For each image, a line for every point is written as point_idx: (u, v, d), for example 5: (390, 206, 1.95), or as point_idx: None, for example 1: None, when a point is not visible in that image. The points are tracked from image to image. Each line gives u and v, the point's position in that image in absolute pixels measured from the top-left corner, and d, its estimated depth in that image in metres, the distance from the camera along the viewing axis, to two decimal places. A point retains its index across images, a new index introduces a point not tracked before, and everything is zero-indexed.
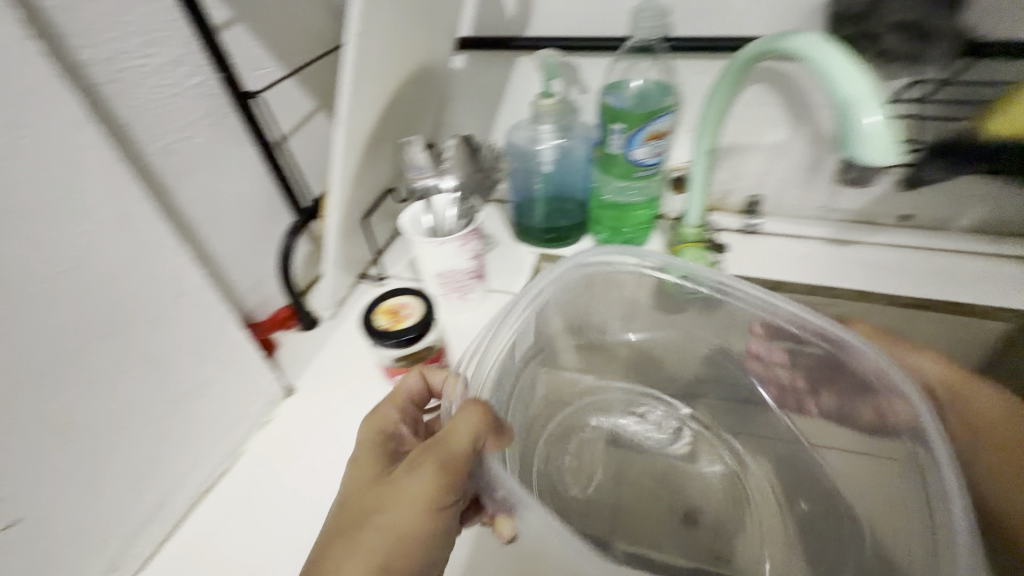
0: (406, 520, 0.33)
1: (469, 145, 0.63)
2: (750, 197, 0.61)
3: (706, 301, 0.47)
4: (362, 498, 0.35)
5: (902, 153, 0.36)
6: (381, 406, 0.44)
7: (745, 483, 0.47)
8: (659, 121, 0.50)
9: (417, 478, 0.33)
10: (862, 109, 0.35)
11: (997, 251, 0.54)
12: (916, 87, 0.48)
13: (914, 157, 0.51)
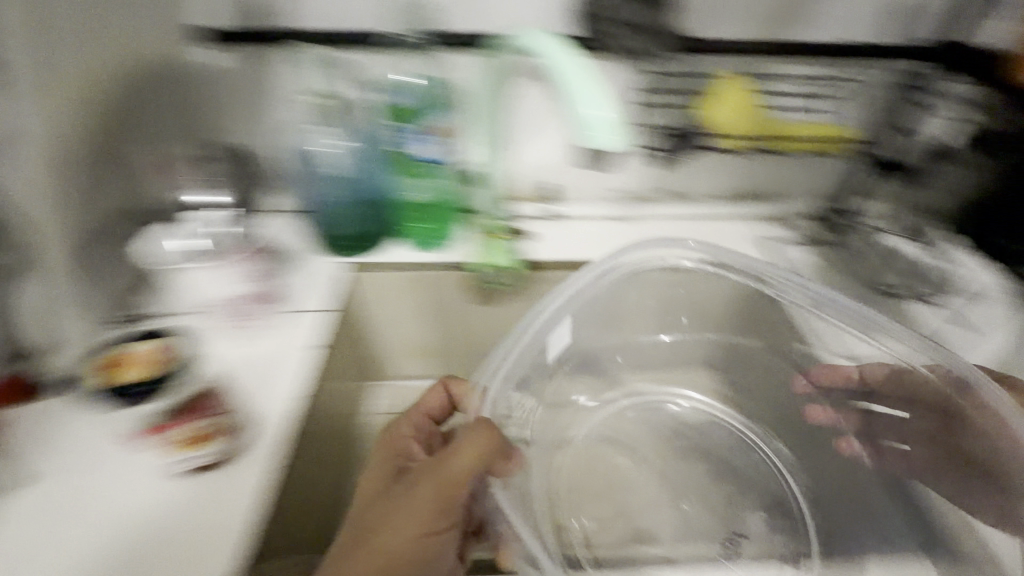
0: (415, 525, 0.42)
1: (236, 159, 0.61)
2: (544, 185, 0.73)
3: (662, 286, 0.58)
4: (380, 497, 0.45)
5: (626, 141, 0.39)
6: (396, 426, 0.52)
7: (767, 471, 0.59)
8: (437, 120, 0.60)
9: (422, 491, 0.42)
10: (592, 101, 0.39)
11: (736, 212, 0.73)
12: (660, 79, 0.59)
13: (666, 141, 0.60)
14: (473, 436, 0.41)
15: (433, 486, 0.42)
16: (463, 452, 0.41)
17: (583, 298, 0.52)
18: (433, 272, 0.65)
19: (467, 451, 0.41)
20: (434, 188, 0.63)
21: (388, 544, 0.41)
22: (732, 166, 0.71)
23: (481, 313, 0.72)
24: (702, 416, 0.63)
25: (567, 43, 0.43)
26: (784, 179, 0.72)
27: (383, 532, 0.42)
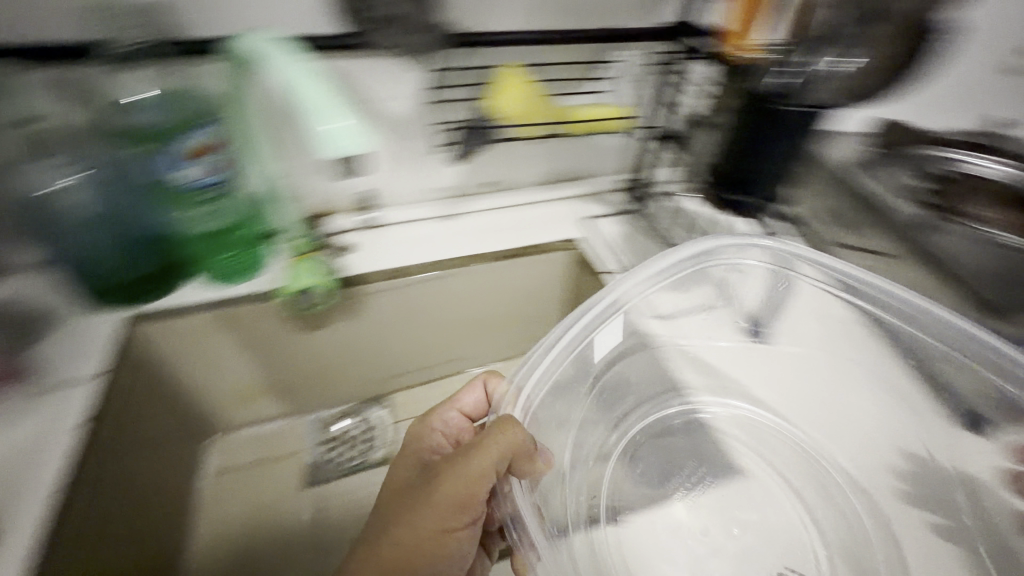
0: (436, 518, 0.42)
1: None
2: (360, 195, 0.69)
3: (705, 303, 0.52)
4: (403, 492, 0.45)
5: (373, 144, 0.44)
6: (438, 416, 0.54)
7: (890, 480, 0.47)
8: (195, 135, 0.50)
9: (450, 485, 0.41)
10: (331, 114, 0.43)
11: (552, 195, 0.78)
12: (446, 74, 0.59)
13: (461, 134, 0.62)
14: (495, 434, 0.40)
15: (455, 482, 0.41)
16: (485, 449, 0.39)
17: (638, 290, 0.49)
18: (242, 307, 0.60)
19: (490, 448, 0.39)
20: (219, 215, 0.57)
21: (411, 534, 0.42)
22: (541, 154, 0.74)
23: (312, 340, 0.67)
24: (743, 429, 0.54)
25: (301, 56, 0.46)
26: (589, 159, 0.77)
27: (404, 523, 0.42)
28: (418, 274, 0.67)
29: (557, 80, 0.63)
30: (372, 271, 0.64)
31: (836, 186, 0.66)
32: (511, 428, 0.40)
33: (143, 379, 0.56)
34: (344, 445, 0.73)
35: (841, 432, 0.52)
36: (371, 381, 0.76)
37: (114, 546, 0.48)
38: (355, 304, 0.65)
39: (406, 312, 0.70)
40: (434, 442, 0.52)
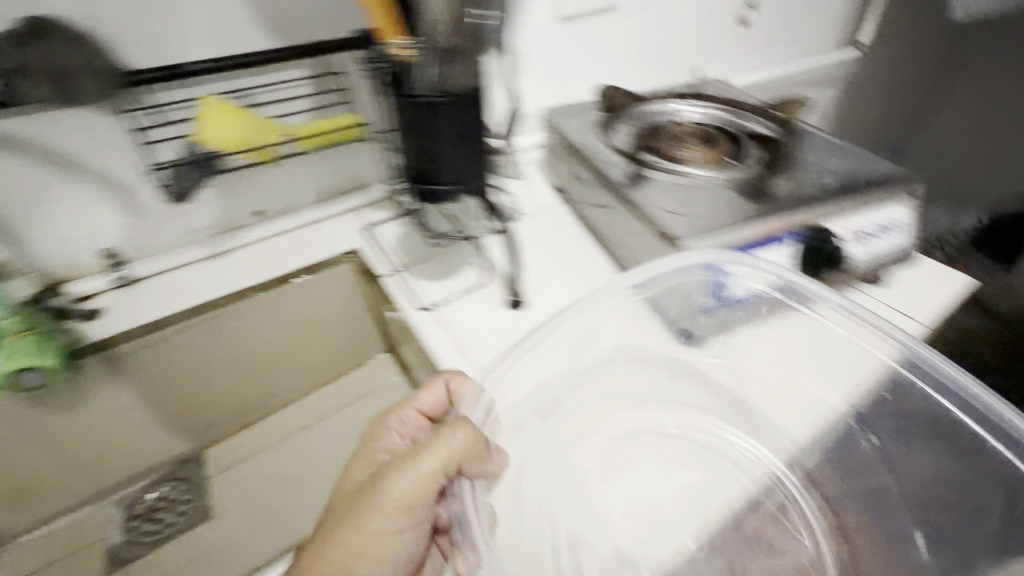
0: (376, 523, 0.42)
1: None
2: (102, 254, 0.64)
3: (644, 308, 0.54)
4: (350, 496, 0.45)
5: None
6: (396, 413, 0.51)
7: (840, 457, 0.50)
8: None
9: (393, 488, 0.42)
10: None
11: (332, 210, 0.76)
12: (131, 117, 0.56)
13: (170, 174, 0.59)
14: (450, 436, 0.41)
15: (405, 479, 0.42)
16: (439, 448, 0.41)
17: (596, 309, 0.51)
18: None
19: (444, 447, 0.41)
20: None
21: (361, 534, 0.42)
22: (301, 172, 0.73)
23: (66, 418, 0.62)
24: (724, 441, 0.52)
25: None
26: (359, 170, 0.77)
27: (355, 521, 0.42)
28: (176, 325, 0.63)
29: (270, 100, 0.62)
30: (116, 334, 0.60)
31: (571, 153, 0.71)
32: (465, 430, 0.41)
33: None
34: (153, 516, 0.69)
35: (799, 415, 0.52)
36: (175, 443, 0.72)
37: None
38: (107, 368, 0.61)
39: (180, 362, 0.66)
40: (388, 442, 0.50)
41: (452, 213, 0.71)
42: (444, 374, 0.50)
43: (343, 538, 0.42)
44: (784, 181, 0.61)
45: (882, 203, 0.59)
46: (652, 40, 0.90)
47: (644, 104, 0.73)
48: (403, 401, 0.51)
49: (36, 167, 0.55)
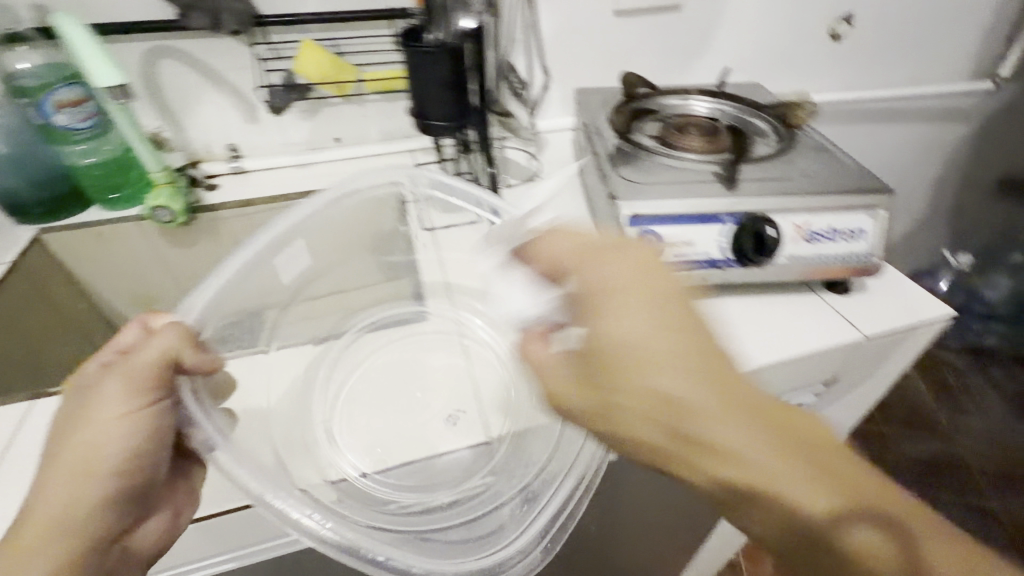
0: (114, 418, 0.48)
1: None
2: (228, 146, 0.90)
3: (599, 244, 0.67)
4: (71, 414, 0.49)
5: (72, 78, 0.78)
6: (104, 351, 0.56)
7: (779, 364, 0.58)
8: (59, 92, 0.69)
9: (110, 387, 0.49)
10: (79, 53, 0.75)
11: (392, 147, 0.97)
12: (256, 48, 0.79)
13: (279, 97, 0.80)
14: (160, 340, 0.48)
15: (137, 366, 0.49)
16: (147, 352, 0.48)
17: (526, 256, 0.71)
18: (123, 224, 0.81)
19: (155, 347, 0.49)
20: (97, 153, 0.76)
21: (85, 433, 0.47)
22: (371, 111, 0.93)
23: (177, 255, 0.86)
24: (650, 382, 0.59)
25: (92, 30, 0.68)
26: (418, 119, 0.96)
27: (78, 445, 0.47)
28: (258, 204, 0.86)
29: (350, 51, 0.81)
30: (217, 203, 0.84)
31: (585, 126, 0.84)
32: (172, 335, 0.49)
33: (32, 271, 0.76)
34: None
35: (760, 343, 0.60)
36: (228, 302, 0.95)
37: (27, 372, 0.72)
38: (211, 225, 0.85)
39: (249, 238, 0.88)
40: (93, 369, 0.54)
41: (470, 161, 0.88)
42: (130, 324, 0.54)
43: (71, 441, 0.47)
44: (752, 170, 0.65)
45: (851, 209, 0.60)
46: (703, 41, 0.96)
47: (659, 97, 0.79)
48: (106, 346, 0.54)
49: (196, 77, 0.82)
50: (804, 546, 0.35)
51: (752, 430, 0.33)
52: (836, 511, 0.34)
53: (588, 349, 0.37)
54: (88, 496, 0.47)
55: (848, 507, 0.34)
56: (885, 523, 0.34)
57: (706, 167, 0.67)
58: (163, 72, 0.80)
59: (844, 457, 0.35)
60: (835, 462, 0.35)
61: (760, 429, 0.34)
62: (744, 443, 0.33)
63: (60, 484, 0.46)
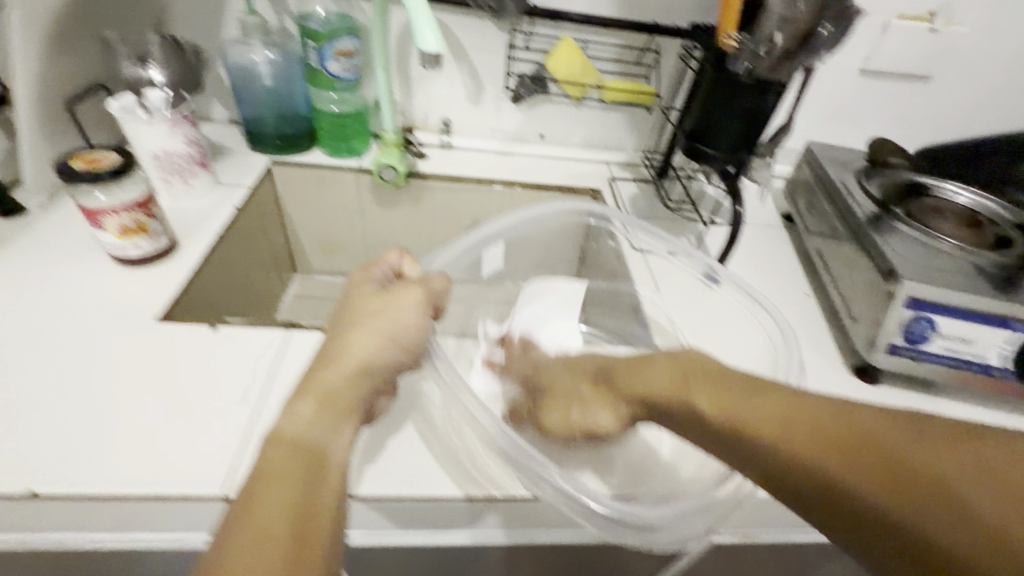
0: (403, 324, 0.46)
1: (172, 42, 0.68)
2: (442, 119, 0.90)
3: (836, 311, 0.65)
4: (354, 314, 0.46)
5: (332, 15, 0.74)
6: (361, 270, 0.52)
7: None
8: (342, 42, 0.72)
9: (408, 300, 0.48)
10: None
11: (591, 156, 0.95)
12: (514, 35, 0.80)
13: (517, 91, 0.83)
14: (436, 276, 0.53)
15: (433, 290, 0.50)
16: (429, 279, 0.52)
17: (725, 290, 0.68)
18: (340, 172, 0.84)
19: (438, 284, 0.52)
20: (346, 102, 0.80)
21: (372, 332, 0.45)
22: (584, 117, 0.92)
23: (374, 213, 0.89)
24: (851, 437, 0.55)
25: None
26: (626, 134, 0.94)
27: (355, 328, 0.45)
28: (464, 183, 0.87)
29: (600, 56, 0.81)
30: (427, 173, 0.85)
31: (814, 178, 0.80)
32: (442, 278, 0.53)
33: (259, 199, 0.80)
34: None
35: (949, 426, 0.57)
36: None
37: (236, 292, 0.75)
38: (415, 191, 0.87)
39: (445, 213, 0.90)
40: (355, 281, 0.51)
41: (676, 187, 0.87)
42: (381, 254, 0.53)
43: (363, 337, 0.44)
44: None
45: None
46: (951, 120, 0.89)
47: (912, 171, 0.74)
48: (354, 274, 0.52)
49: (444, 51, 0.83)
50: (851, 507, 0.32)
51: (729, 394, 0.38)
52: (844, 428, 0.33)
53: (539, 383, 0.56)
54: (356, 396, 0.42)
55: (858, 442, 0.32)
56: (886, 448, 0.32)
57: (972, 257, 0.62)
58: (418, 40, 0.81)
59: (852, 410, 0.35)
60: (838, 408, 0.35)
61: (725, 387, 0.39)
62: (741, 405, 0.37)
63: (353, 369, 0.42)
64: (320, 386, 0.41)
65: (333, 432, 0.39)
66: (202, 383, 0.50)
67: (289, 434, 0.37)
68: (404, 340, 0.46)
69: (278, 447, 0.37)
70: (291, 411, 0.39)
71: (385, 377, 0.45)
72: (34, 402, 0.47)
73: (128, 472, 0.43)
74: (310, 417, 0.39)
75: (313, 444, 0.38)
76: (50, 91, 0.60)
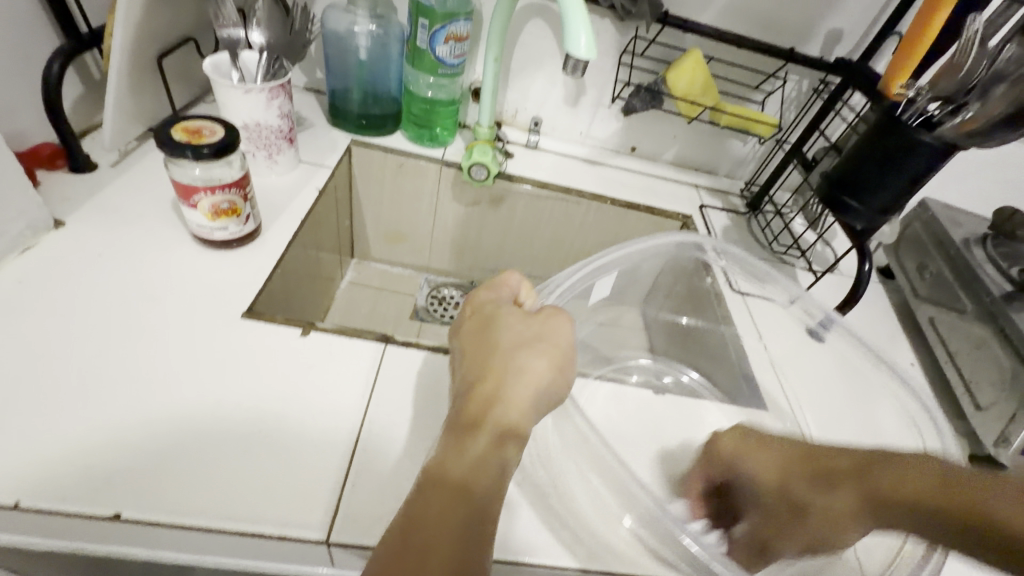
0: (562, 349, 0.39)
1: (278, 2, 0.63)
2: (533, 117, 0.84)
3: (961, 387, 0.61)
4: (506, 341, 0.39)
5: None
6: (481, 289, 0.46)
7: None
8: (457, 25, 0.65)
9: (563, 324, 0.41)
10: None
11: (684, 177, 0.88)
12: (634, 41, 0.73)
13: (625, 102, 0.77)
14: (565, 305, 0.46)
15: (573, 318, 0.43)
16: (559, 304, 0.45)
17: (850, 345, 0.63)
18: (422, 162, 0.77)
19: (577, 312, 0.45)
20: (442, 89, 0.73)
21: (531, 357, 0.38)
22: (684, 136, 0.85)
23: (450, 209, 0.84)
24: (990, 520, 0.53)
25: None
26: (725, 158, 0.87)
27: (516, 349, 0.38)
28: (550, 191, 0.81)
29: (720, 78, 0.75)
30: (513, 174, 0.80)
31: (928, 237, 0.74)
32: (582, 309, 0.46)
33: (338, 183, 0.74)
34: (441, 305, 0.89)
35: None
36: (460, 266, 0.92)
37: (306, 280, 0.70)
38: (498, 191, 0.81)
39: (524, 218, 0.84)
40: (483, 299, 0.44)
41: (779, 228, 0.79)
42: (501, 274, 0.47)
43: (529, 364, 0.37)
44: None
45: None
46: None
47: None
48: (474, 292, 0.46)
49: (551, 45, 0.76)
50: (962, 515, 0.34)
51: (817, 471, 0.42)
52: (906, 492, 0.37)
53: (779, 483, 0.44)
54: (521, 432, 0.35)
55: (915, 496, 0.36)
56: (985, 513, 0.33)
57: None
58: (526, 30, 0.75)
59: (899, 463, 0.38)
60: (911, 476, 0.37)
61: (828, 464, 0.41)
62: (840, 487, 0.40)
63: (520, 405, 0.35)
64: (489, 427, 0.34)
65: (497, 473, 0.32)
66: (292, 397, 0.45)
67: (453, 472, 0.31)
68: (566, 368, 0.39)
69: (441, 487, 0.30)
70: (456, 445, 0.33)
71: (543, 411, 0.38)
72: (113, 399, 0.43)
73: (216, 501, 0.39)
74: (479, 455, 0.32)
75: (479, 482, 0.31)
76: (140, 41, 0.54)
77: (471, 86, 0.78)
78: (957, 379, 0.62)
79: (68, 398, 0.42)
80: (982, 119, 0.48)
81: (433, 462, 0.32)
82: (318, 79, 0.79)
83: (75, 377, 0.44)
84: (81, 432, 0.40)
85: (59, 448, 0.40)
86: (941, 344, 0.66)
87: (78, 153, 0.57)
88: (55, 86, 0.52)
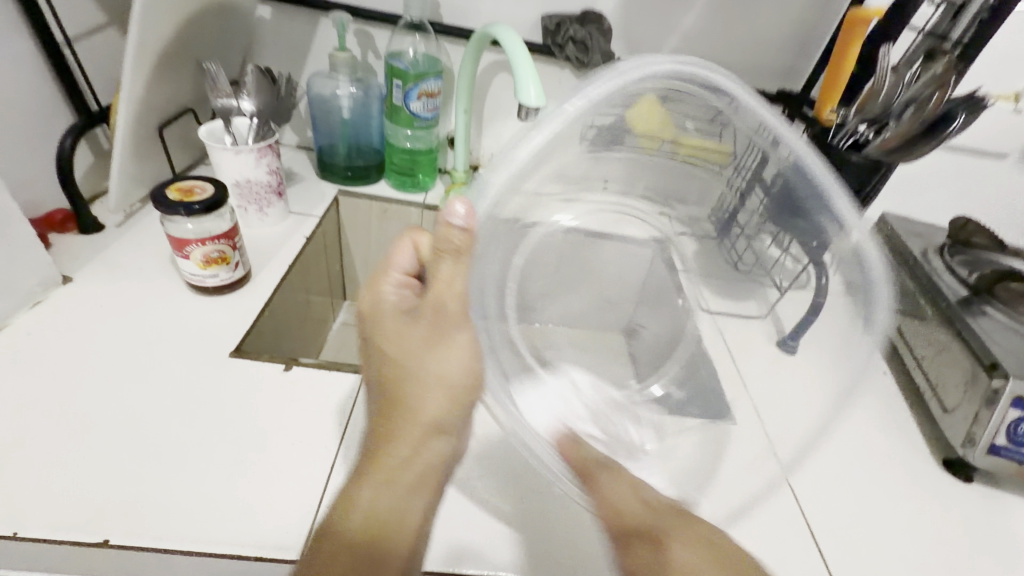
0: (454, 358, 0.42)
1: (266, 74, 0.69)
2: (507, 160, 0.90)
3: (928, 394, 0.63)
4: (398, 362, 0.42)
5: (417, 60, 0.74)
6: (374, 283, 0.45)
7: None
8: (428, 83, 0.72)
9: (447, 321, 0.42)
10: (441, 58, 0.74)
11: None
12: None
13: None
14: (460, 264, 0.42)
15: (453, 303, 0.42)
16: (445, 283, 0.42)
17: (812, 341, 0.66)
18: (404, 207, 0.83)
19: (452, 281, 0.42)
20: (419, 140, 0.79)
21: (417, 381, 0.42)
22: None
23: None
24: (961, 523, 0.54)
25: (484, 41, 0.68)
26: None
27: (403, 384, 0.42)
28: None
29: None
30: None
31: (889, 250, 0.77)
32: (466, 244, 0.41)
33: (327, 232, 0.80)
34: None
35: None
36: None
37: (298, 321, 0.75)
38: None
39: None
40: (377, 301, 0.45)
41: None
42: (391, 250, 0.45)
43: (419, 392, 0.42)
44: None
45: None
46: None
47: (992, 255, 0.73)
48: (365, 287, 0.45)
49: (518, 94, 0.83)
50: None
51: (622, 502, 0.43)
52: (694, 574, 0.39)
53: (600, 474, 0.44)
54: (416, 460, 0.41)
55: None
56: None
57: None
58: (493, 82, 0.82)
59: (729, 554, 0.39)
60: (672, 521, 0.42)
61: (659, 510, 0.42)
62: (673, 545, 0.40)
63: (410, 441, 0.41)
64: (381, 471, 0.40)
65: (397, 517, 0.39)
66: (275, 427, 0.49)
67: (347, 533, 0.37)
68: (461, 376, 0.42)
69: (335, 553, 0.36)
70: (346, 504, 0.39)
71: (457, 423, 0.44)
72: (103, 437, 0.46)
73: (197, 528, 0.41)
74: (366, 506, 0.38)
75: (384, 542, 0.38)
76: (142, 115, 0.61)
77: (448, 136, 0.85)
78: (925, 385, 0.63)
79: (65, 438, 0.45)
80: (901, 138, 0.52)
81: (326, 521, 0.38)
82: (308, 137, 0.86)
83: (71, 418, 0.47)
84: (75, 469, 0.44)
85: (53, 485, 0.42)
86: (909, 353, 0.68)
87: (86, 215, 0.63)
88: (66, 158, 0.59)
